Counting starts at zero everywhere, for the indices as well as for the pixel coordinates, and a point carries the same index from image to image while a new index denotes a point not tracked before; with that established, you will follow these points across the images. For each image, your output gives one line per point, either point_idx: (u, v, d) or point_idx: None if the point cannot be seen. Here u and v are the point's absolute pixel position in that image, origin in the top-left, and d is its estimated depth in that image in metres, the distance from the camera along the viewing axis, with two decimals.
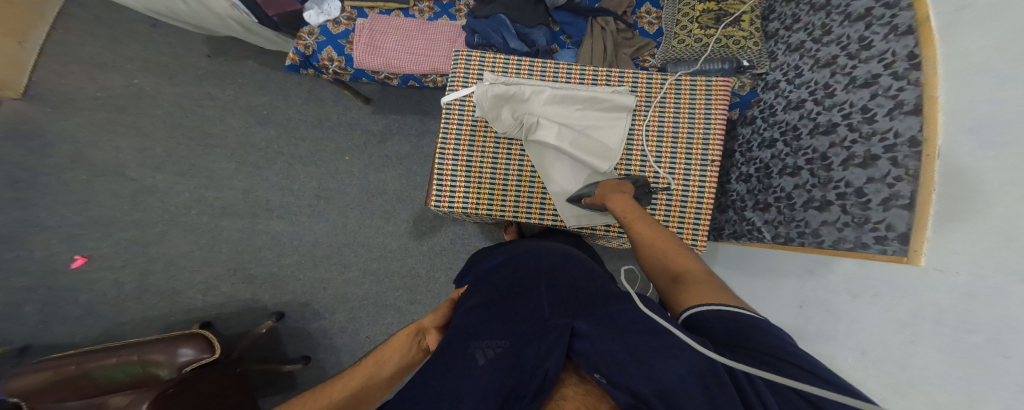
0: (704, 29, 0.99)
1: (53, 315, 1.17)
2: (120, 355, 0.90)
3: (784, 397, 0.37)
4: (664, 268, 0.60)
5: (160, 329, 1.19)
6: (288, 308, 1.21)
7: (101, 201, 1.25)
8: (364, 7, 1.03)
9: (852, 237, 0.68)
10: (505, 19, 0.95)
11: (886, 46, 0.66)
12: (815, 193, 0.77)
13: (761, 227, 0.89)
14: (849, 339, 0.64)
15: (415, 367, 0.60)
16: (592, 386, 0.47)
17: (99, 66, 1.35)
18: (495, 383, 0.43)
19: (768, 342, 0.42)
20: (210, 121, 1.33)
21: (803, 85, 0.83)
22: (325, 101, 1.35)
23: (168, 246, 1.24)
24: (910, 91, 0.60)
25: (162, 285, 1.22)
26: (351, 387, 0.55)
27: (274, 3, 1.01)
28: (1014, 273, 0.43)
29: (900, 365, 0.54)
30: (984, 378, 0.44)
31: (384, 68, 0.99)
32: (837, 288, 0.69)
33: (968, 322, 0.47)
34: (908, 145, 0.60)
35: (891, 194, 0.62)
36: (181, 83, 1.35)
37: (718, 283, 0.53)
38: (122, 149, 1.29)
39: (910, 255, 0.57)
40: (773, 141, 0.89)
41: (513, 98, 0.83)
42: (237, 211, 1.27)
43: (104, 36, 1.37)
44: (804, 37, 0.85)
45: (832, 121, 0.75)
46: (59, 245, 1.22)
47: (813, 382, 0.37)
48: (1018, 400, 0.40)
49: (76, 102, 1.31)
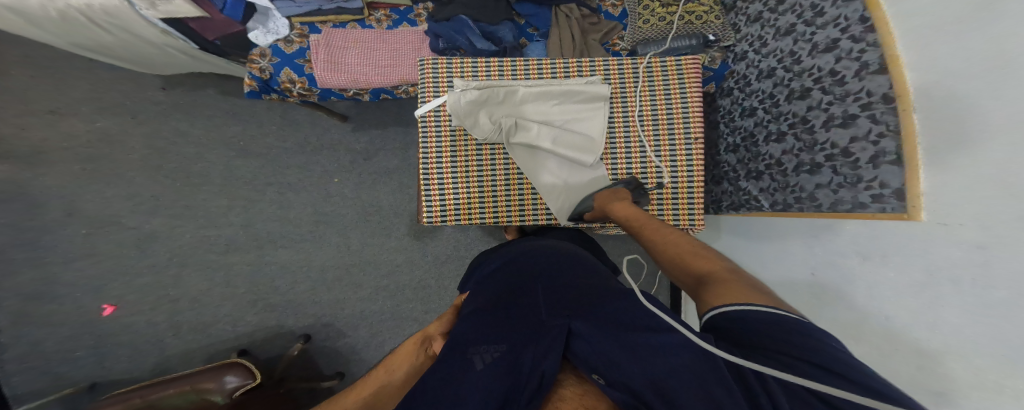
0: (666, 7, 0.93)
1: (105, 356, 1.24)
2: (176, 386, 0.98)
3: (795, 396, 0.36)
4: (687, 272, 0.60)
5: (204, 359, 1.25)
6: (313, 330, 1.26)
7: (108, 251, 1.28)
8: (315, 22, 0.95)
9: (849, 198, 0.66)
10: (467, 20, 0.88)
11: (836, 11, 0.65)
12: (803, 157, 0.75)
13: (758, 195, 0.87)
14: (871, 301, 0.64)
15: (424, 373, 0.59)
16: (591, 386, 0.45)
17: (56, 113, 1.30)
18: (494, 387, 0.43)
19: (794, 343, 0.41)
20: (189, 159, 1.31)
21: (770, 54, 0.81)
22: (301, 124, 1.31)
23: (186, 285, 1.28)
24: (871, 52, 0.60)
25: (192, 321, 1.27)
26: (363, 396, 0.59)
27: (211, 26, 0.94)
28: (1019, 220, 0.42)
29: (928, 328, 0.54)
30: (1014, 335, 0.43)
31: (350, 84, 0.94)
32: (846, 250, 0.69)
33: (984, 277, 0.46)
34: (882, 102, 0.59)
35: (878, 152, 0.60)
36: (147, 121, 1.32)
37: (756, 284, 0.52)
38: (112, 198, 1.29)
39: (910, 212, 0.56)
40: (753, 110, 0.87)
41: (489, 101, 0.79)
42: (241, 246, 1.29)
43: (50, 79, 1.32)
44: (760, 8, 0.83)
45: (804, 87, 0.73)
46: (86, 296, 1.26)
47: (835, 384, 0.37)
48: None
49: (47, 156, 1.28)
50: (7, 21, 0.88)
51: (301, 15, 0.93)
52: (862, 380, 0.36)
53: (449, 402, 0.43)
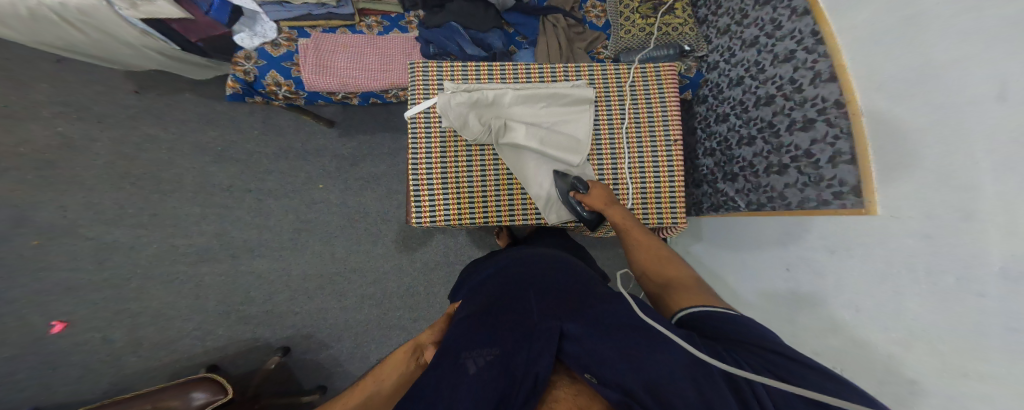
0: (645, 19, 0.99)
1: (50, 380, 1.14)
2: (135, 406, 0.93)
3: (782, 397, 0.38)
4: (657, 273, 0.65)
5: (167, 377, 1.17)
6: (293, 342, 1.21)
7: (64, 264, 1.19)
8: (304, 27, 0.97)
9: (814, 196, 0.72)
10: (457, 27, 0.91)
11: (792, 25, 0.72)
12: (772, 159, 0.80)
13: (734, 196, 0.92)
14: (840, 295, 0.67)
15: (412, 383, 0.60)
16: (584, 386, 0.45)
17: (13, 116, 1.23)
18: (490, 388, 0.42)
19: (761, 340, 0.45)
20: (160, 165, 1.25)
21: (738, 63, 0.88)
22: (285, 129, 1.29)
23: (151, 298, 1.21)
24: (824, 62, 0.67)
25: (155, 337, 1.19)
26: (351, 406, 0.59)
27: (193, 28, 0.93)
28: (960, 210, 0.47)
29: (892, 316, 0.58)
30: (971, 319, 0.47)
31: (339, 88, 0.94)
32: (816, 246, 0.73)
33: (935, 264, 0.51)
34: (835, 107, 0.65)
35: (836, 152, 0.66)
36: (116, 125, 1.26)
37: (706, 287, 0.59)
38: (70, 207, 1.21)
39: (866, 206, 0.60)
40: (727, 115, 0.93)
41: (479, 103, 0.81)
42: (215, 255, 1.23)
43: (7, 81, 1.24)
44: (728, 21, 0.90)
45: (769, 94, 0.79)
46: (32, 314, 1.16)
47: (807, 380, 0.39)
48: (1005, 341, 0.42)
49: (0, 162, 1.20)
50: None
51: (291, 19, 0.95)
52: (829, 374, 0.40)
53: (443, 403, 0.41)
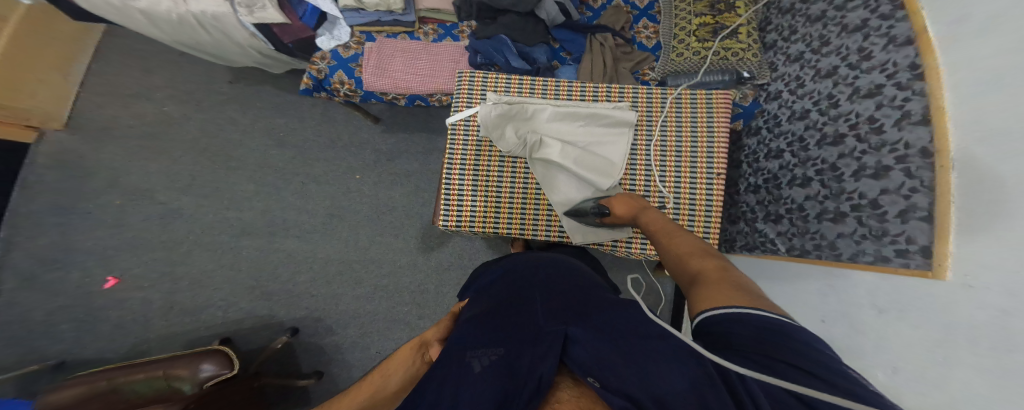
0: (702, 42, 1.00)
1: (88, 331, 1.23)
2: (148, 371, 0.95)
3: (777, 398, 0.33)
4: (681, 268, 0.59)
5: (184, 344, 1.23)
6: (302, 323, 1.24)
7: (131, 224, 1.33)
8: (372, 31, 1.07)
9: (871, 250, 0.66)
10: (506, 39, 0.98)
11: (886, 56, 0.67)
12: (828, 205, 0.76)
13: (775, 238, 0.88)
14: (880, 354, 0.60)
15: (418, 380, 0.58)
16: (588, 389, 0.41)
17: (132, 95, 1.44)
18: (492, 388, 0.40)
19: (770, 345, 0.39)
20: (230, 145, 1.40)
21: (806, 95, 0.84)
22: (338, 121, 1.41)
23: (191, 264, 1.30)
24: (916, 102, 0.61)
25: (186, 303, 1.27)
26: (358, 402, 0.58)
27: (288, 31, 1.05)
28: None
29: (938, 386, 0.50)
30: None
31: (392, 89, 1.04)
32: (861, 302, 0.66)
33: (1005, 339, 0.43)
34: (919, 156, 0.59)
35: (908, 206, 0.60)
36: (205, 108, 1.44)
37: (747, 285, 0.49)
38: (151, 174, 1.37)
39: (934, 269, 0.55)
40: (780, 152, 0.89)
41: (516, 117, 0.85)
42: (255, 230, 1.32)
43: (136, 65, 1.48)
44: (803, 48, 0.87)
45: (838, 132, 0.75)
46: (93, 267, 1.29)
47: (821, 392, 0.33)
48: None
49: (111, 131, 1.40)
50: (129, 19, 0.99)
51: (363, 25, 1.05)
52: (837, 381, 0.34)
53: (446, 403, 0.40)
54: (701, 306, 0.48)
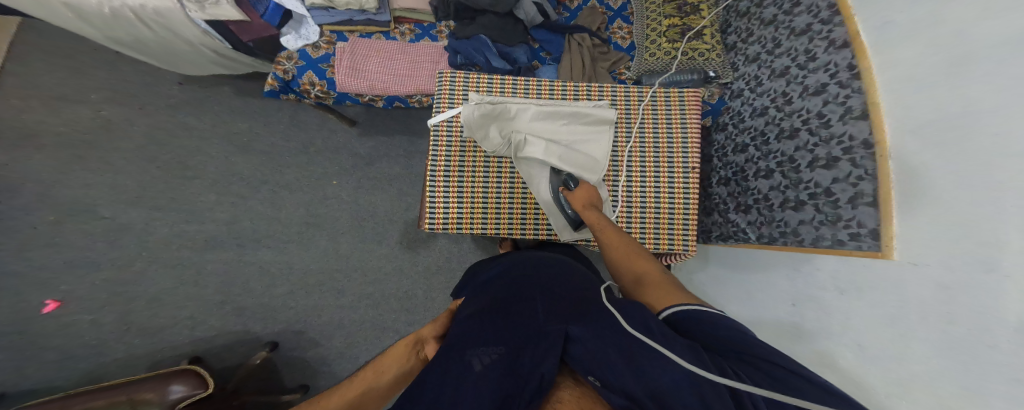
0: (671, 43, 1.04)
1: (29, 360, 1.12)
2: (108, 396, 0.89)
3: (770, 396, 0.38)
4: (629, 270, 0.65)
5: (147, 367, 1.15)
6: (282, 337, 1.19)
7: (72, 241, 1.21)
8: (343, 31, 1.03)
9: (829, 235, 0.72)
10: (486, 40, 0.98)
11: (827, 58, 0.74)
12: (789, 194, 0.81)
13: (745, 228, 0.93)
14: (845, 334, 0.65)
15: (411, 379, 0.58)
16: (588, 388, 0.44)
17: (63, 98, 1.31)
18: (495, 387, 0.41)
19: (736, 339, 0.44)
20: (187, 152, 1.30)
21: (764, 93, 0.90)
22: (310, 125, 1.35)
23: (148, 282, 1.21)
24: (856, 98, 0.67)
25: (145, 323, 1.18)
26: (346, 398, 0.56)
27: (247, 29, 0.99)
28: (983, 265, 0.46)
29: (896, 359, 0.56)
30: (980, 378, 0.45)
31: (368, 91, 1.01)
32: (825, 285, 0.72)
33: (949, 312, 0.50)
34: (862, 147, 0.65)
35: (856, 193, 0.66)
36: (153, 112, 1.33)
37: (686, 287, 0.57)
38: (92, 186, 1.25)
39: (883, 250, 0.60)
40: (745, 146, 0.95)
41: (500, 116, 0.84)
42: (222, 243, 1.25)
43: (66, 66, 1.34)
44: (759, 49, 0.93)
45: (793, 127, 0.81)
46: (29, 291, 1.16)
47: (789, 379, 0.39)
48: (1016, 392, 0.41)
49: (39, 140, 1.26)
50: (56, 12, 0.90)
51: (333, 24, 1.01)
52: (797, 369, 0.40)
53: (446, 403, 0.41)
54: (662, 306, 0.54)
